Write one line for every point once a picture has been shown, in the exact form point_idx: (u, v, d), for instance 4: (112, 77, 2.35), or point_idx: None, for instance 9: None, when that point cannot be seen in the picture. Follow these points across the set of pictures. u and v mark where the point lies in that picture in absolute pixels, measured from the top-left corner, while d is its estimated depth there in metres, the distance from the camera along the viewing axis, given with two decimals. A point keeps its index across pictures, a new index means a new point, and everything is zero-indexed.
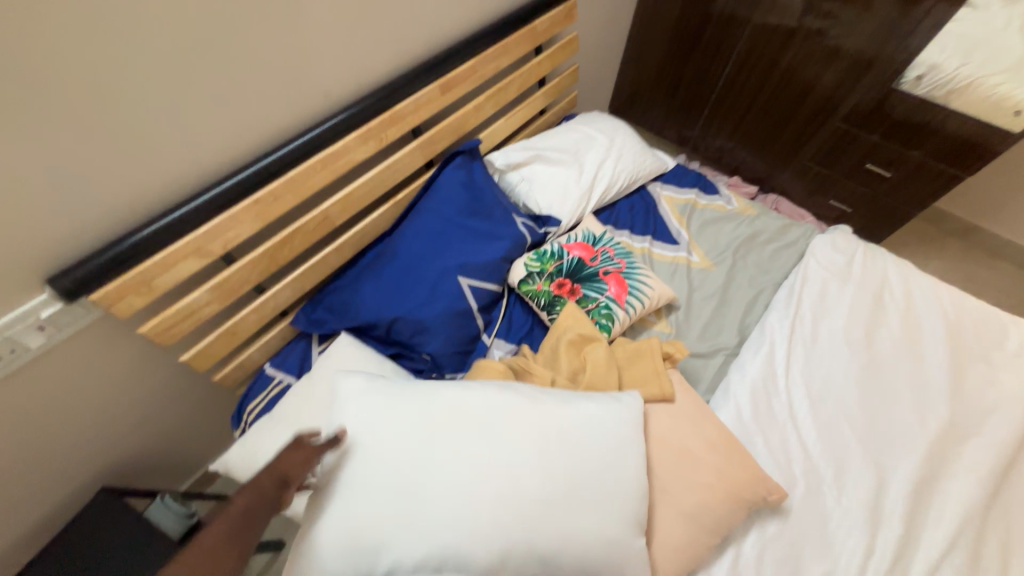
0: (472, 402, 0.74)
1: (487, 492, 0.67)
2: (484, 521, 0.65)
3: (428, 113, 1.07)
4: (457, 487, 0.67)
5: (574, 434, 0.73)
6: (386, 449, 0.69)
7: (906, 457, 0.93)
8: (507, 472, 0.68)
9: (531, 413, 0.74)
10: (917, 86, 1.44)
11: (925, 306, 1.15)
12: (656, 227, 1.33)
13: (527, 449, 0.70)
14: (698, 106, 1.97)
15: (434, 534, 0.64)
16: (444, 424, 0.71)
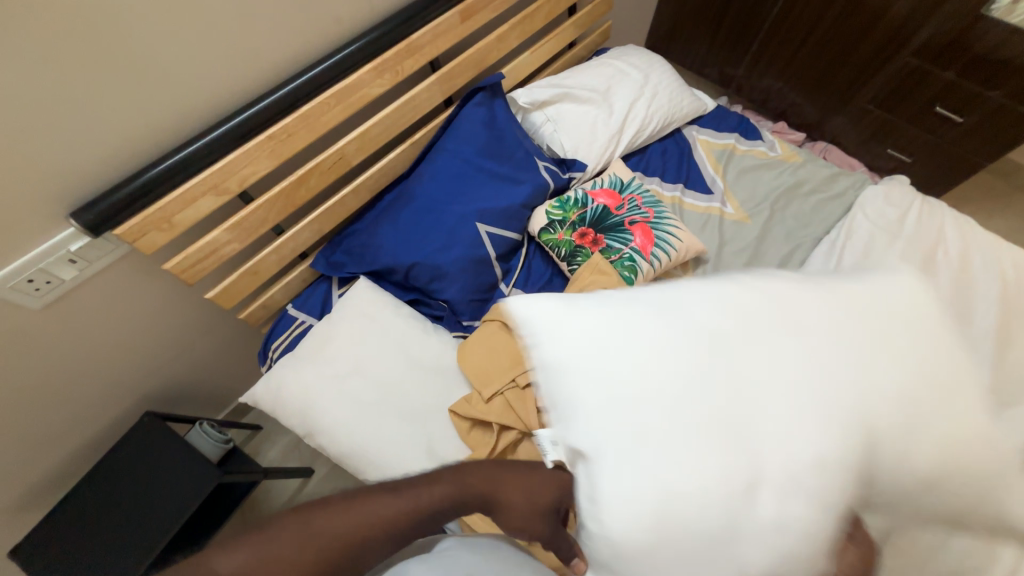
0: (674, 324, 0.51)
1: (814, 425, 0.46)
2: (841, 459, 0.45)
3: (447, 44, 0.99)
4: (764, 431, 0.46)
5: (829, 312, 0.53)
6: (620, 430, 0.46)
7: None
8: (809, 388, 0.48)
9: (752, 306, 0.53)
10: (1010, 13, 1.25)
11: (983, 267, 1.05)
12: (689, 174, 1.25)
13: (806, 352, 0.50)
14: (746, 40, 1.78)
15: (791, 500, 0.44)
16: (668, 366, 0.48)
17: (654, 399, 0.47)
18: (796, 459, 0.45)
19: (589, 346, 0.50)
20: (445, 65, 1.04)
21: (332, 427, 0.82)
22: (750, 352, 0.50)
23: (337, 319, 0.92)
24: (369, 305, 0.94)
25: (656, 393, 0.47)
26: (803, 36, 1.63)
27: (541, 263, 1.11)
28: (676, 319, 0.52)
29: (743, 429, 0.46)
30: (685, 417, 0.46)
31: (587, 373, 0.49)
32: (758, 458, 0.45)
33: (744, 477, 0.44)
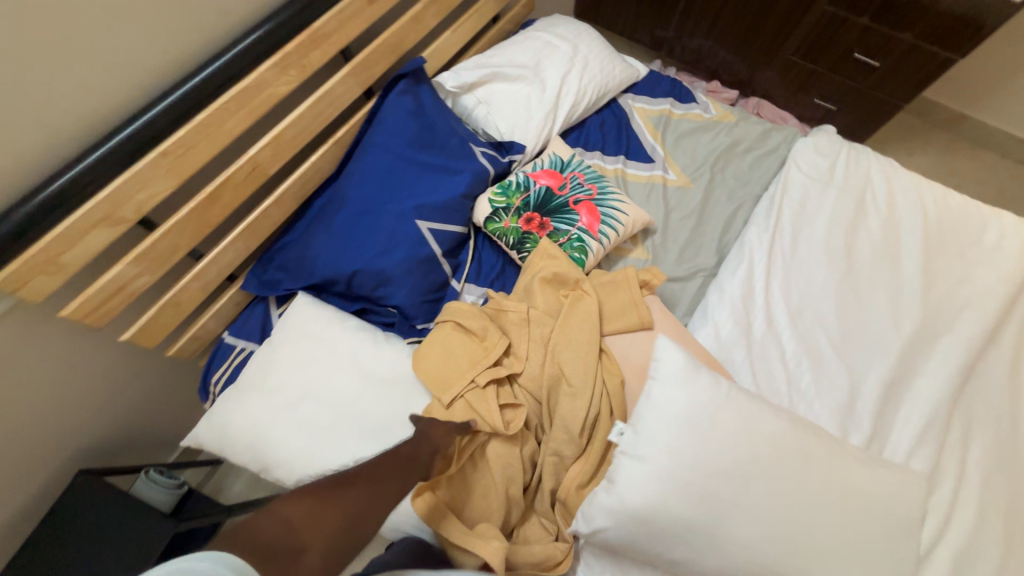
0: (703, 414, 0.72)
1: (761, 507, 0.69)
2: (771, 535, 0.68)
3: (357, 29, 0.91)
4: (729, 495, 0.69)
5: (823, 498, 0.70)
6: (644, 478, 0.71)
7: (880, 359, 0.95)
8: (773, 503, 0.69)
9: (754, 418, 0.73)
10: None
11: (906, 206, 1.11)
12: (630, 145, 1.23)
13: (788, 507, 0.69)
14: (672, 0, 1.76)
15: (731, 539, 0.69)
16: (689, 442, 0.71)
17: (669, 463, 0.70)
18: (741, 518, 0.69)
19: (665, 404, 0.74)
20: (359, 53, 0.96)
21: (288, 459, 0.77)
22: (745, 439, 0.71)
23: (279, 342, 0.86)
24: (312, 321, 0.88)
25: (671, 460, 0.71)
26: None
27: (492, 254, 1.08)
28: (698, 405, 0.73)
29: (718, 496, 0.69)
30: (689, 473, 0.70)
31: (677, 425, 0.72)
32: (720, 507, 0.69)
33: (708, 518, 0.69)
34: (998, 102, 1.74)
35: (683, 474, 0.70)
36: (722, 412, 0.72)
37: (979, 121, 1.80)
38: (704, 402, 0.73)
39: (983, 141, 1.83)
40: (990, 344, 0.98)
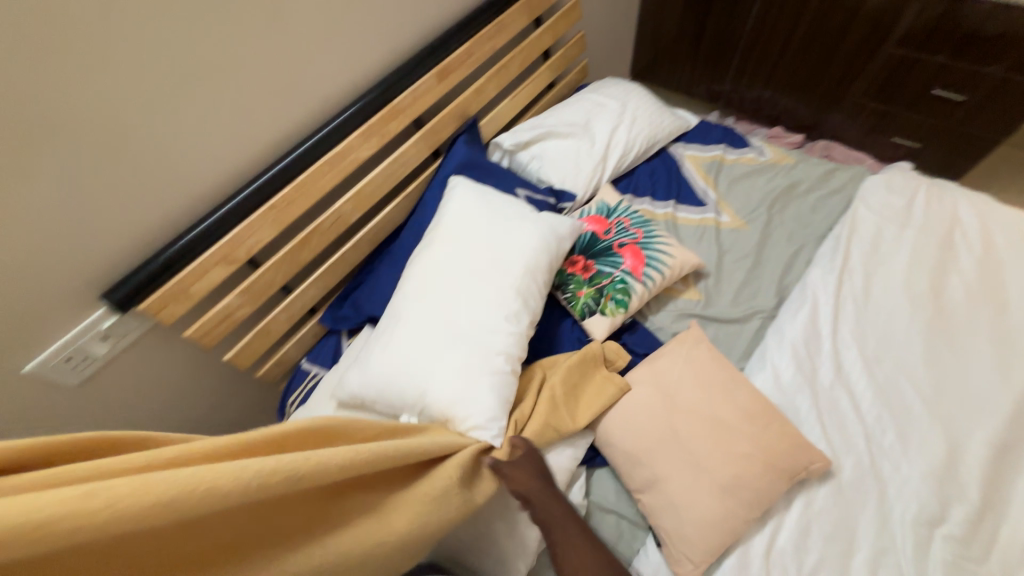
0: (393, 318, 0.92)
1: (462, 349, 0.84)
2: (458, 360, 0.83)
3: (428, 103, 1.07)
4: (448, 344, 0.85)
5: (456, 390, 0.80)
6: (382, 362, 0.87)
7: (986, 418, 0.81)
8: (471, 351, 0.84)
9: (411, 318, 0.90)
10: None
11: (1008, 245, 0.98)
12: (680, 190, 1.25)
13: (464, 352, 0.84)
14: (726, 55, 1.81)
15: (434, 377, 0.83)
16: (413, 322, 0.89)
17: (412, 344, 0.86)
18: (455, 357, 0.84)
19: (380, 333, 0.92)
20: (429, 122, 1.13)
21: None
22: (446, 325, 0.87)
23: (415, 258, 1.00)
24: (460, 213, 1.02)
25: (398, 346, 0.87)
26: (783, 43, 1.65)
27: (558, 313, 1.07)
28: (393, 320, 0.92)
29: (434, 354, 0.84)
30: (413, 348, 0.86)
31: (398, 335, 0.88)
32: (437, 356, 0.84)
33: (432, 365, 0.83)
34: None
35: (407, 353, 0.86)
36: (392, 318, 0.92)
37: None
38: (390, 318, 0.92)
39: None
40: None
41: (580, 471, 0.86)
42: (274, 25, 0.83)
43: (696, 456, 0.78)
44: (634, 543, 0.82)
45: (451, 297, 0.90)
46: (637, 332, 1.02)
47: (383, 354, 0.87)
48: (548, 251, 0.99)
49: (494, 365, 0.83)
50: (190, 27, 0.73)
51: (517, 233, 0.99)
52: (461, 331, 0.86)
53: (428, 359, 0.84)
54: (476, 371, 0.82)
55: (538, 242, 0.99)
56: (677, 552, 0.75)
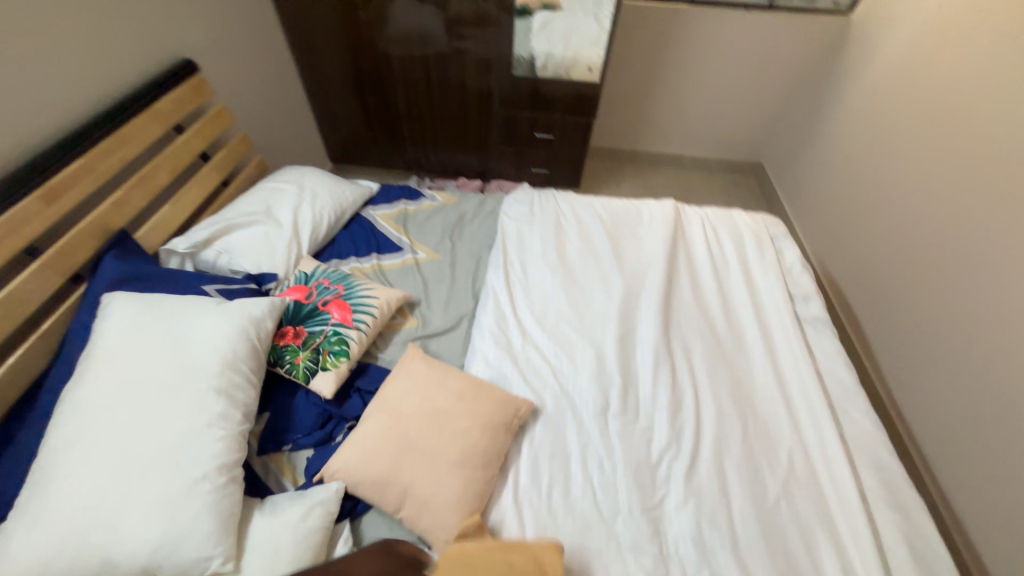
0: (41, 482, 0.72)
1: (154, 480, 0.73)
2: (155, 497, 0.72)
3: (40, 227, 0.93)
4: (133, 483, 0.72)
5: (155, 534, 0.69)
6: (30, 546, 0.67)
7: (609, 326, 1.18)
8: (167, 480, 0.74)
9: (67, 472, 0.72)
10: (547, 71, 1.87)
11: (589, 216, 1.47)
12: (379, 243, 1.42)
13: (164, 484, 0.73)
14: (399, 133, 2.18)
15: (126, 530, 0.69)
16: (75, 473, 0.72)
17: (79, 500, 0.70)
18: (146, 494, 0.72)
19: (19, 509, 0.70)
20: (52, 246, 0.98)
21: None
22: (129, 460, 0.74)
23: (69, 391, 0.82)
24: (121, 333, 0.89)
25: (56, 512, 0.69)
26: (434, 118, 2.10)
27: (285, 388, 1.04)
28: (39, 485, 0.72)
29: (114, 504, 0.70)
30: (82, 507, 0.69)
31: (54, 497, 0.70)
32: (122, 503, 0.71)
33: (114, 516, 0.69)
34: (648, 138, 2.48)
35: (71, 515, 0.69)
36: (39, 482, 0.72)
37: (647, 151, 2.53)
38: (34, 484, 0.72)
39: (656, 163, 2.57)
40: (675, 284, 1.30)
41: (342, 525, 0.84)
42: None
43: (427, 450, 0.88)
44: None
45: (128, 425, 0.77)
46: (368, 372, 1.08)
47: (26, 537, 0.67)
48: (247, 337, 0.95)
49: (199, 483, 0.75)
50: None
51: (204, 332, 0.92)
52: (155, 462, 0.75)
53: (106, 508, 0.70)
54: (182, 504, 0.72)
55: (231, 332, 0.94)
56: (443, 543, 0.82)
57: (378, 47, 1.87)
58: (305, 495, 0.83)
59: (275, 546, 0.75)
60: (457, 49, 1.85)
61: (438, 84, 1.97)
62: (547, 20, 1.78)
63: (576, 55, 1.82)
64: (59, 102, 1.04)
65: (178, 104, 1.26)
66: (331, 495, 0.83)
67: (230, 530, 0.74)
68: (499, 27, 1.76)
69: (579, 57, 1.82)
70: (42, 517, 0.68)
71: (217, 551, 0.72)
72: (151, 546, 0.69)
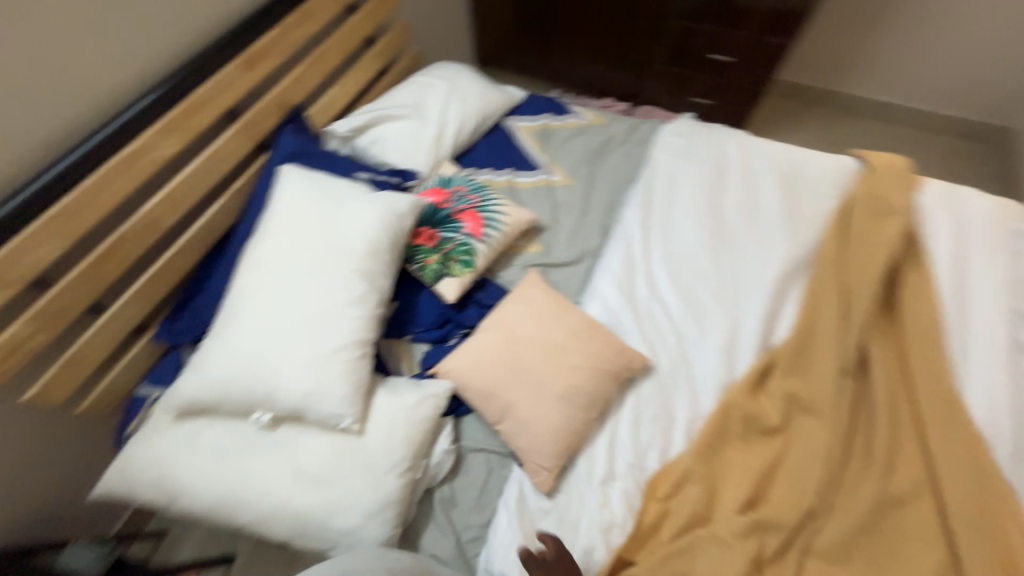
0: (231, 318, 0.86)
1: (308, 340, 0.84)
2: (307, 354, 0.83)
3: (238, 93, 1.04)
4: (293, 337, 0.84)
5: (304, 383, 0.80)
6: (217, 365, 0.82)
7: (754, 299, 1.03)
8: (317, 342, 0.84)
9: (248, 315, 0.86)
10: None
11: (760, 164, 1.23)
12: (516, 157, 1.36)
13: (316, 345, 0.84)
14: (552, 38, 1.99)
15: (284, 373, 0.81)
16: (253, 317, 0.85)
17: (255, 340, 0.83)
18: (302, 349, 0.83)
19: (214, 335, 0.86)
20: (245, 113, 1.09)
21: (196, 480, 0.78)
22: (292, 318, 0.85)
23: (251, 247, 0.95)
24: (292, 203, 0.99)
25: (238, 344, 0.83)
26: (593, 24, 1.86)
27: (412, 285, 1.10)
28: (227, 319, 0.86)
29: (278, 351, 0.82)
30: (256, 345, 0.83)
31: (237, 333, 0.84)
32: (284, 352, 0.82)
33: (277, 360, 0.82)
34: (854, 76, 1.94)
35: (249, 350, 0.82)
36: (227, 318, 0.87)
37: (846, 94, 2.00)
38: (224, 318, 0.87)
39: (854, 111, 2.03)
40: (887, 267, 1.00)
41: (446, 421, 0.91)
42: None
43: (534, 377, 0.89)
44: (504, 471, 0.89)
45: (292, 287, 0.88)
46: (488, 288, 1.10)
47: (218, 356, 0.82)
48: (390, 229, 1.00)
49: (341, 351, 0.84)
50: None
51: (355, 217, 0.98)
52: (310, 324, 0.85)
53: (274, 351, 0.82)
54: (327, 365, 0.82)
55: (377, 222, 0.99)
56: (533, 464, 0.85)
57: None
58: (420, 385, 0.90)
59: (393, 421, 0.83)
60: None
61: None
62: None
63: None
64: None
65: None
66: (441, 392, 0.89)
67: (362, 397, 0.83)
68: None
69: None
70: (228, 347, 0.83)
71: (347, 411, 0.81)
72: (302, 392, 0.80)
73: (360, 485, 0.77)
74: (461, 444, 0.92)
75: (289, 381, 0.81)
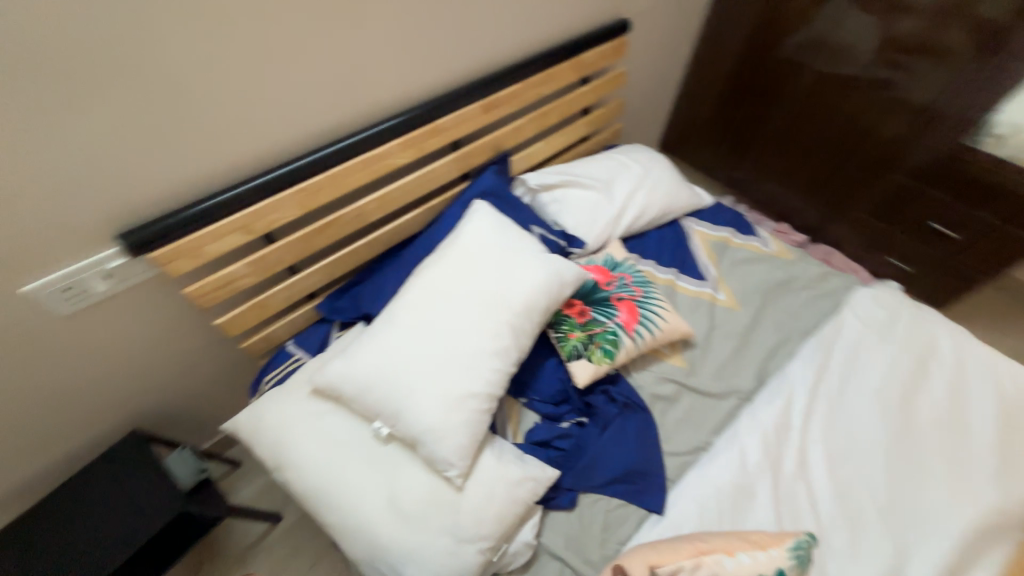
0: (389, 326, 0.91)
1: (447, 377, 0.85)
2: (441, 390, 0.84)
3: (468, 129, 1.14)
4: (436, 369, 0.86)
5: (430, 417, 0.81)
6: (363, 366, 0.86)
7: (935, 543, 0.83)
8: (454, 382, 0.85)
9: (405, 330, 0.90)
10: (997, 147, 1.31)
11: (979, 379, 1.02)
12: (684, 260, 1.31)
13: (453, 384, 0.85)
14: (748, 148, 1.93)
15: (415, 400, 0.83)
16: (408, 333, 0.89)
17: (402, 358, 0.87)
18: (440, 384, 0.84)
19: (369, 335, 0.91)
20: (464, 146, 1.19)
21: (304, 461, 0.83)
22: (440, 349, 0.88)
23: (427, 265, 1.01)
24: (475, 238, 1.04)
25: (387, 355, 0.87)
26: (801, 149, 1.76)
27: (546, 353, 1.08)
28: (386, 325, 0.92)
29: (417, 377, 0.85)
30: (401, 362, 0.86)
31: (390, 343, 0.89)
32: (423, 379, 0.85)
33: (414, 385, 0.84)
34: None
35: (394, 364, 0.86)
36: (386, 323, 0.92)
37: None
38: (382, 323, 0.93)
39: None
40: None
41: (535, 509, 0.87)
42: (342, 19, 0.88)
43: None
44: None
45: (450, 320, 0.91)
46: (618, 383, 1.04)
47: (366, 357, 0.87)
48: (550, 294, 1.00)
49: (471, 400, 0.84)
50: (274, 26, 0.81)
51: (524, 272, 1.00)
52: (454, 363, 0.87)
53: (414, 374, 0.85)
54: (454, 410, 0.82)
55: (542, 284, 1.00)
56: None
57: (789, 49, 1.63)
58: (524, 462, 0.87)
59: (491, 490, 0.80)
60: (879, 79, 1.46)
61: (837, 116, 1.60)
62: None
63: None
64: (526, 34, 1.21)
65: (596, 58, 1.35)
66: (542, 478, 0.85)
67: (473, 454, 0.82)
68: (973, 71, 1.27)
69: None
70: (377, 352, 0.87)
71: (456, 463, 0.79)
72: (423, 426, 0.81)
73: (441, 544, 0.75)
74: (540, 541, 0.87)
75: (417, 411, 0.82)
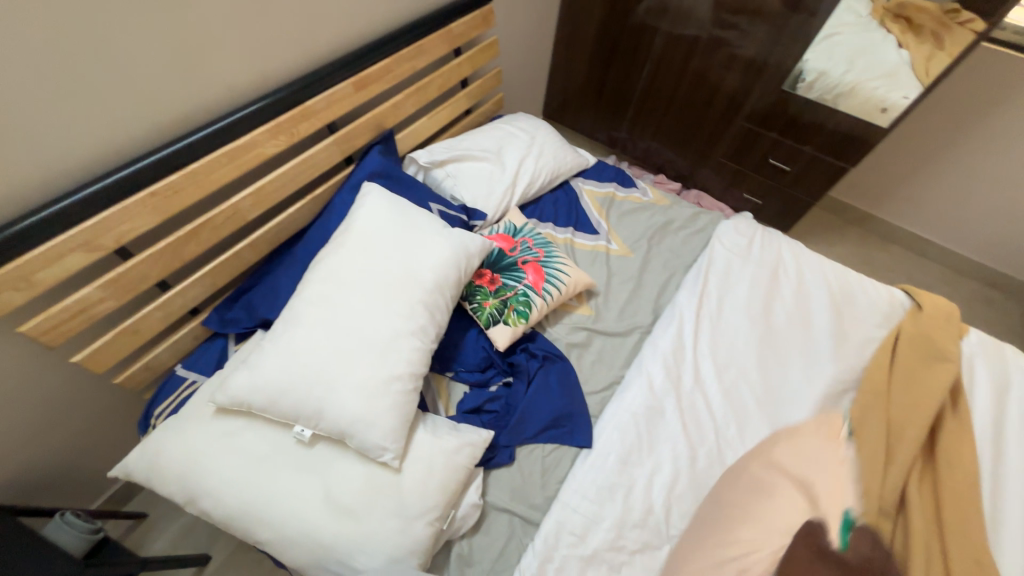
0: (292, 325, 0.86)
1: (365, 365, 0.83)
2: (362, 379, 0.82)
3: (343, 109, 1.08)
4: (352, 359, 0.83)
5: (354, 408, 0.79)
6: (270, 371, 0.80)
7: (798, 413, 1.03)
8: (374, 369, 0.83)
9: (311, 326, 0.85)
10: (809, 90, 1.60)
11: (814, 280, 1.26)
12: (578, 218, 1.40)
13: (373, 371, 0.83)
14: (621, 109, 2.09)
15: (335, 395, 0.80)
16: (314, 329, 0.85)
17: (313, 355, 0.82)
18: (359, 373, 0.82)
19: (272, 339, 0.85)
20: (343, 128, 1.13)
21: (220, 486, 0.76)
22: (354, 339, 0.85)
23: (324, 256, 0.96)
24: (372, 222, 1.00)
25: (296, 355, 0.82)
26: (665, 106, 1.95)
27: (466, 324, 1.10)
28: (288, 325, 0.86)
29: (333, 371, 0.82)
30: (314, 360, 0.82)
31: (296, 342, 0.83)
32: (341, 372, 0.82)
33: (331, 380, 0.81)
34: (897, 207, 2.03)
35: (305, 363, 0.82)
36: (289, 324, 0.86)
37: (886, 222, 2.09)
38: (284, 324, 0.87)
39: (890, 239, 2.11)
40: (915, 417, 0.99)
41: (477, 472, 0.91)
42: None
43: None
44: (524, 539, 0.87)
45: (359, 308, 0.88)
46: (537, 340, 1.10)
47: (272, 362, 0.81)
48: (457, 266, 1.01)
49: (394, 382, 0.84)
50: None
51: (428, 249, 0.99)
52: (371, 349, 0.85)
53: (330, 369, 0.82)
54: (379, 395, 0.81)
55: (448, 257, 1.00)
56: None
57: (641, 13, 1.77)
58: (459, 430, 0.89)
59: (430, 464, 0.81)
60: (718, 38, 1.66)
61: (688, 73, 1.80)
62: (834, 31, 1.46)
63: (859, 84, 1.51)
64: (389, 5, 1.16)
65: (466, 28, 1.34)
66: (478, 441, 0.88)
67: (406, 434, 0.82)
68: (782, 27, 1.51)
69: (860, 86, 1.51)
70: (284, 355, 0.82)
71: (390, 446, 0.79)
72: (349, 418, 0.79)
73: (389, 527, 0.75)
74: (486, 500, 0.91)
75: (339, 405, 0.79)
